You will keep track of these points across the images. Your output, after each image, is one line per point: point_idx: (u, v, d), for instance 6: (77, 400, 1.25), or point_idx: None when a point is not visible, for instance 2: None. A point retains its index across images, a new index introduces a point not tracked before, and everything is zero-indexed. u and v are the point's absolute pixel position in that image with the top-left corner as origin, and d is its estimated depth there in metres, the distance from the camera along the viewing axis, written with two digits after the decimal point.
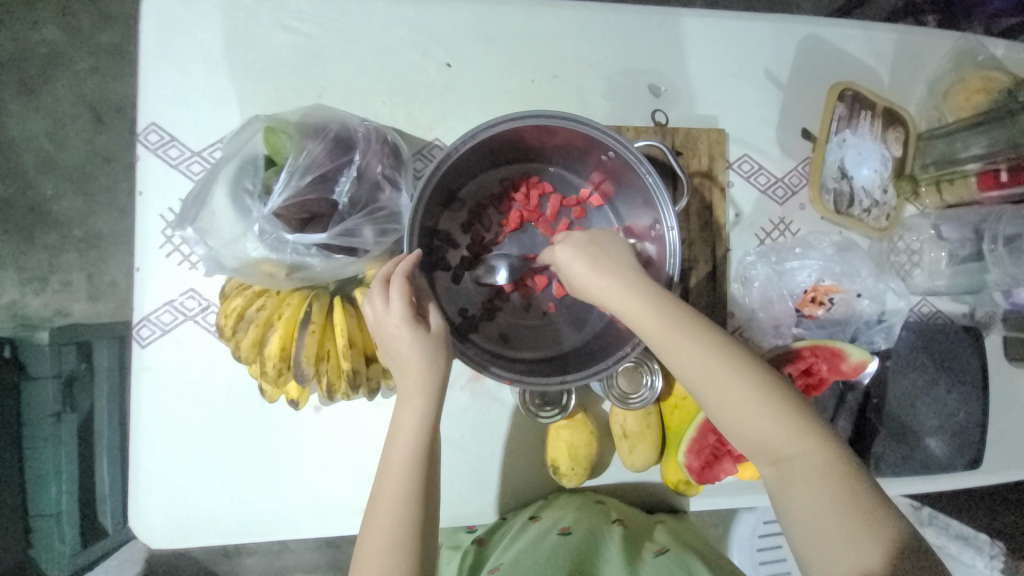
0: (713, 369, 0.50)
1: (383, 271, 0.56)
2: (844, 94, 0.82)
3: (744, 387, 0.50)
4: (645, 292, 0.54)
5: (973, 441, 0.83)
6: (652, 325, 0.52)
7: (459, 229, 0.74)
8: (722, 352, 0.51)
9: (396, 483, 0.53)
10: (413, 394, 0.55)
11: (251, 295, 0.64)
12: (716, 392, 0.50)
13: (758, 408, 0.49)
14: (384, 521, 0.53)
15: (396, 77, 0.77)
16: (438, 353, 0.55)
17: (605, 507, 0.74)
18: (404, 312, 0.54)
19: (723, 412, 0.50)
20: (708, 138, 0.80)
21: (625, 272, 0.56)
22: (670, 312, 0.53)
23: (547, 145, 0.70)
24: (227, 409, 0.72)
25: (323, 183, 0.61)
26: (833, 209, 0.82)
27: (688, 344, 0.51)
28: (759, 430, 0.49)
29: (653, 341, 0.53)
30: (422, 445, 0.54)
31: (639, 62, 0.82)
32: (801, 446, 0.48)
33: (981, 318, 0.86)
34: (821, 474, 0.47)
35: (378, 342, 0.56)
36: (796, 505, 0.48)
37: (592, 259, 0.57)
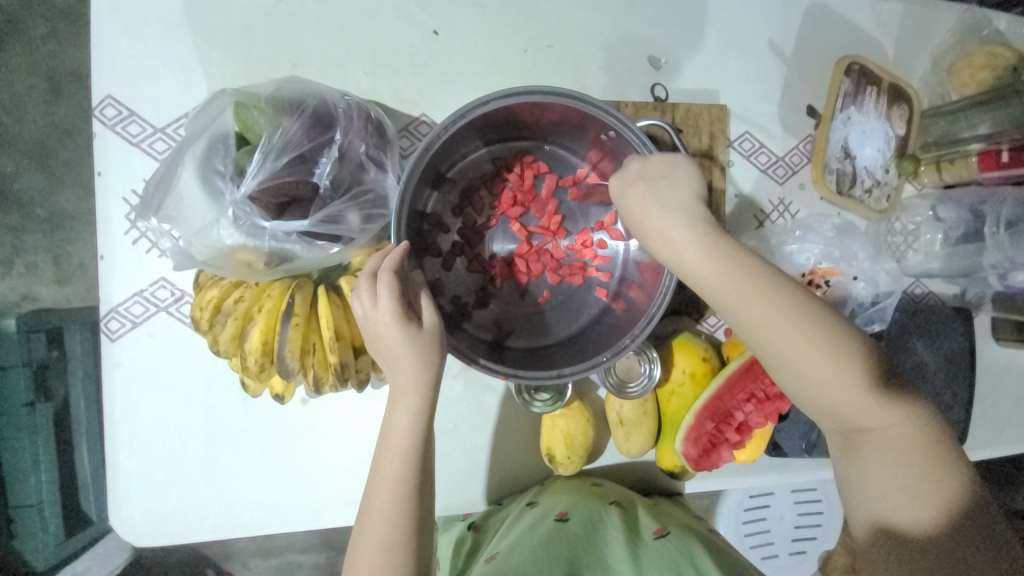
0: (799, 341, 0.48)
1: (370, 265, 0.53)
2: (851, 68, 0.79)
3: (830, 363, 0.48)
4: (714, 246, 0.51)
5: (958, 420, 0.83)
6: (728, 291, 0.49)
7: (450, 212, 0.70)
8: (820, 327, 0.48)
9: (390, 481, 0.52)
10: (407, 392, 0.52)
11: (228, 286, 0.60)
12: (800, 365, 0.48)
13: (842, 383, 0.48)
14: (377, 520, 0.51)
15: (378, 46, 0.71)
16: (431, 352, 0.53)
17: (603, 489, 0.73)
18: (394, 310, 0.51)
19: (804, 386, 0.49)
20: (709, 115, 0.76)
21: (699, 232, 0.52)
22: (760, 285, 0.49)
23: (541, 121, 0.65)
24: (206, 403, 0.69)
25: (301, 165, 0.56)
26: (834, 189, 0.79)
27: (781, 321, 0.48)
28: (840, 408, 0.49)
29: (737, 317, 0.50)
30: (417, 443, 0.52)
31: (639, 32, 0.77)
32: (884, 423, 0.49)
33: (972, 298, 0.87)
34: (893, 446, 0.49)
35: (368, 339, 0.53)
36: (865, 480, 0.50)
37: (662, 219, 0.53)
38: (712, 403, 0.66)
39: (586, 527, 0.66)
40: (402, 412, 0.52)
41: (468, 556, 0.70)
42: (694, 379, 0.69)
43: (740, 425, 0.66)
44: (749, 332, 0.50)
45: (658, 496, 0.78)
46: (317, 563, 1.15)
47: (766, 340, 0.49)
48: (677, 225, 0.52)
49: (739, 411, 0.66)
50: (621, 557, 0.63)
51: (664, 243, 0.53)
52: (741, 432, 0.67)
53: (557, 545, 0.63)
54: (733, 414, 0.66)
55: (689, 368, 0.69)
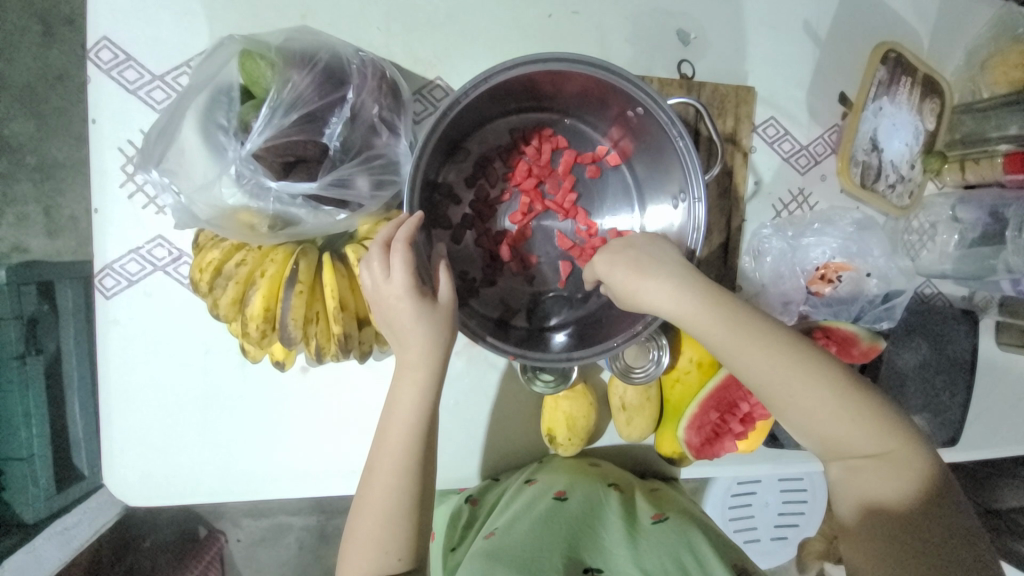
0: (783, 369, 0.48)
1: (382, 236, 0.50)
2: (886, 56, 0.75)
3: (814, 389, 0.48)
4: (696, 291, 0.50)
5: (953, 420, 0.85)
6: (711, 328, 0.49)
7: (463, 183, 0.67)
8: (792, 347, 0.49)
9: (393, 454, 0.51)
10: (415, 366, 0.51)
11: (229, 248, 0.58)
12: (786, 395, 0.49)
13: (830, 407, 0.48)
14: (381, 491, 0.51)
15: (395, 0, 0.66)
16: (444, 329, 0.51)
17: (602, 471, 0.74)
18: (407, 283, 0.49)
19: (791, 415, 0.49)
20: (737, 97, 0.73)
21: (677, 275, 0.51)
22: (736, 316, 0.49)
23: (562, 92, 0.62)
24: (204, 367, 0.68)
25: (310, 124, 0.53)
26: (858, 182, 0.76)
27: (753, 346, 0.49)
28: (830, 433, 0.48)
29: (716, 347, 0.50)
30: (422, 415, 0.51)
31: (670, 3, 0.73)
32: (870, 439, 0.48)
33: (980, 301, 0.87)
34: (888, 466, 0.47)
35: (377, 313, 0.51)
36: (855, 496, 0.49)
37: (634, 268, 0.53)
38: (718, 392, 0.65)
39: (585, 506, 0.66)
40: (408, 387, 0.51)
41: (466, 529, 0.70)
42: (702, 368, 0.68)
43: (745, 416, 0.65)
44: (735, 368, 0.50)
45: (652, 480, 0.79)
46: (308, 527, 1.17)
47: (745, 368, 0.49)
48: (655, 271, 0.52)
49: (745, 403, 0.65)
50: (621, 538, 0.63)
51: (640, 283, 0.52)
52: (746, 422, 0.65)
53: (557, 524, 0.63)
54: (739, 405, 0.65)
55: (697, 357, 0.68)
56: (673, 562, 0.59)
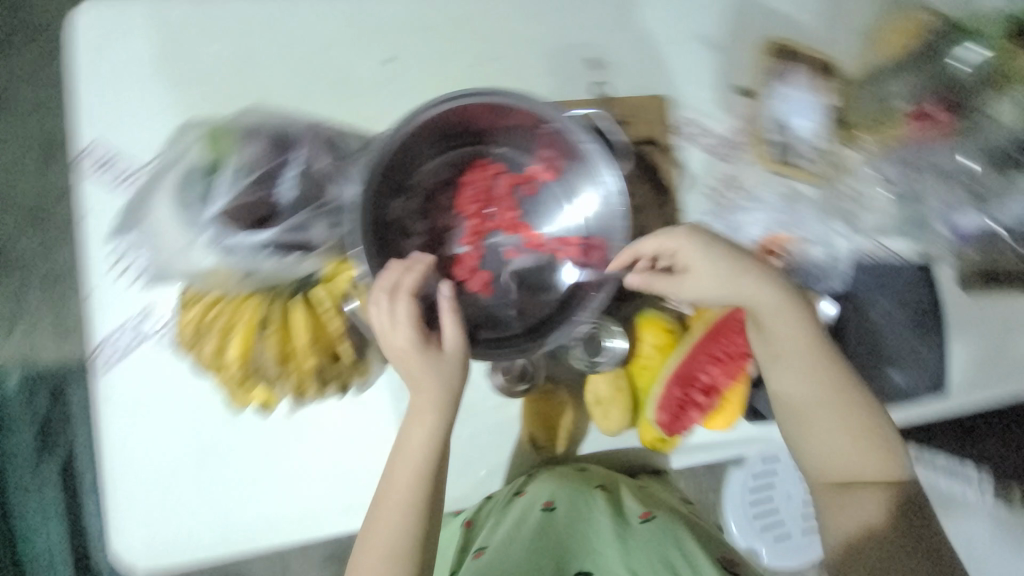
0: (825, 392, 0.66)
1: (388, 282, 0.58)
2: (780, 52, 0.84)
3: (839, 418, 0.66)
4: (788, 309, 0.66)
5: (937, 371, 0.85)
6: (787, 343, 0.66)
7: (412, 217, 0.73)
8: (838, 381, 0.67)
9: (402, 494, 0.59)
10: (428, 410, 0.59)
11: (204, 305, 0.63)
12: (816, 413, 0.67)
13: (843, 435, 0.66)
14: (387, 525, 0.58)
15: (334, 75, 0.76)
16: (454, 373, 0.59)
17: (589, 474, 0.76)
18: (414, 332, 0.57)
19: (811, 431, 0.67)
20: (649, 106, 0.82)
21: (774, 296, 0.65)
22: (809, 337, 0.66)
23: (491, 125, 0.71)
24: (197, 423, 0.72)
25: (264, 185, 0.61)
26: (778, 161, 0.83)
27: (808, 370, 0.66)
28: (838, 455, 0.66)
29: (780, 362, 0.67)
30: (432, 459, 0.59)
31: (577, 37, 0.82)
32: (867, 468, 0.65)
33: (932, 253, 0.86)
34: (876, 496, 0.64)
35: (393, 355, 0.59)
36: (843, 509, 0.65)
37: (729, 265, 0.65)
38: (680, 369, 0.69)
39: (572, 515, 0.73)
40: (419, 431, 0.59)
41: (463, 547, 0.75)
42: (661, 349, 0.72)
43: (707, 388, 0.70)
44: (789, 383, 0.67)
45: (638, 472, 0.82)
46: None
47: (799, 386, 0.67)
48: (759, 287, 0.65)
49: (703, 374, 0.69)
50: (612, 540, 0.73)
51: (738, 288, 0.65)
52: (709, 394, 0.70)
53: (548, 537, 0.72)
54: (700, 378, 0.69)
55: (655, 340, 0.72)
56: (663, 563, 0.69)
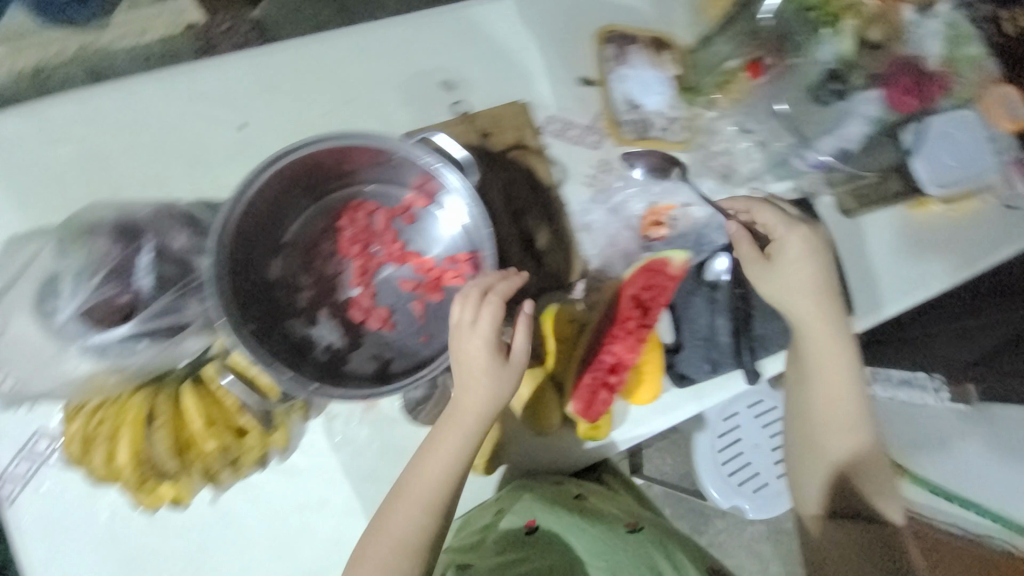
0: (842, 416, 0.79)
1: (480, 285, 0.62)
2: (610, 36, 0.88)
3: (852, 437, 0.80)
4: (844, 339, 0.78)
5: (840, 294, 0.89)
6: (825, 355, 0.78)
7: (299, 272, 0.74)
8: (857, 409, 0.80)
9: (421, 497, 0.63)
10: (469, 414, 0.63)
11: (88, 414, 0.62)
12: (832, 428, 0.80)
13: (851, 452, 0.79)
14: (399, 530, 0.62)
15: (190, 151, 0.76)
16: (506, 384, 0.63)
17: (565, 488, 0.80)
18: (490, 334, 0.61)
19: (830, 439, 0.80)
20: (510, 113, 0.84)
21: (835, 321, 0.78)
22: (846, 351, 0.79)
23: (348, 166, 0.71)
24: (121, 534, 0.69)
25: (119, 277, 0.60)
26: (634, 137, 0.88)
27: (836, 382, 0.79)
28: (835, 467, 0.80)
29: (813, 370, 0.80)
30: (450, 481, 0.63)
31: (426, 63, 0.84)
32: (862, 481, 0.79)
33: (808, 187, 0.92)
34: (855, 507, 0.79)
35: (455, 351, 0.63)
36: (823, 510, 0.80)
37: (811, 268, 0.77)
38: (585, 355, 0.74)
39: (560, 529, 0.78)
40: (455, 438, 0.63)
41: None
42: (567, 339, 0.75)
43: (613, 366, 0.73)
44: (816, 399, 0.81)
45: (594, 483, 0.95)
46: None
47: (825, 406, 0.80)
48: (832, 307, 0.77)
49: (608, 355, 0.73)
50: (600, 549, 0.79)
51: (814, 313, 0.77)
52: (617, 372, 0.73)
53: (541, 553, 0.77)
54: (606, 358, 0.73)
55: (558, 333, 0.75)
56: (649, 567, 0.78)
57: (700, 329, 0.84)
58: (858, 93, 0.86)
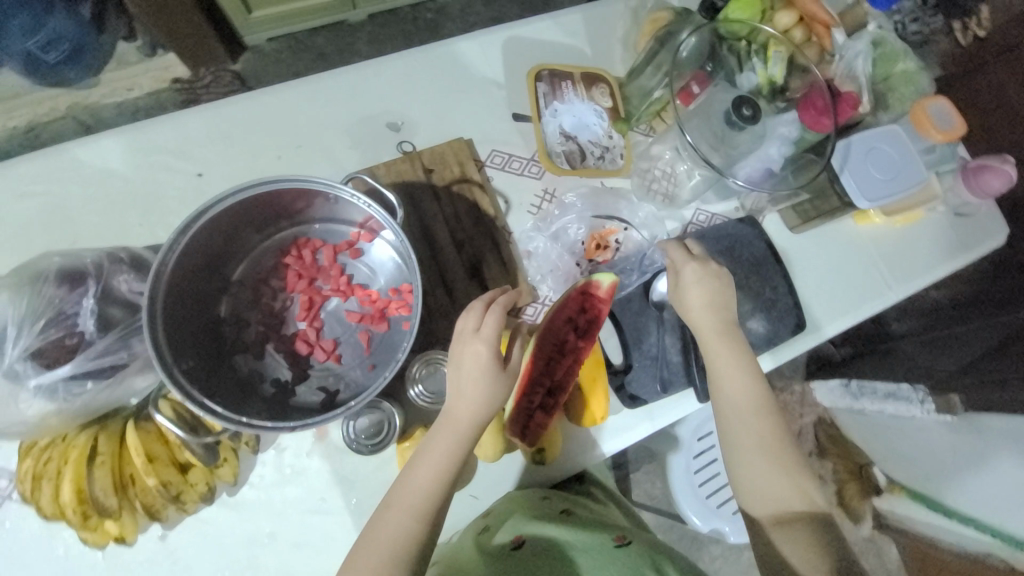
0: (751, 415, 0.71)
1: (486, 296, 0.68)
2: (540, 75, 0.93)
3: (770, 444, 0.70)
4: (724, 329, 0.74)
5: (790, 308, 0.92)
6: (718, 352, 0.73)
7: (248, 309, 0.77)
8: (768, 409, 0.72)
9: (412, 501, 0.61)
10: (463, 418, 0.62)
11: (39, 451, 0.65)
12: (747, 434, 0.71)
13: (771, 461, 0.70)
14: (387, 538, 0.59)
15: (148, 199, 0.81)
16: (501, 390, 0.64)
17: (551, 500, 0.80)
18: (494, 338, 0.64)
19: (745, 449, 0.71)
20: (453, 152, 0.88)
21: (715, 308, 0.75)
22: (732, 342, 0.74)
23: (290, 206, 0.75)
24: (70, 574, 0.69)
25: (63, 320, 0.63)
26: (569, 167, 0.92)
27: (736, 376, 0.72)
28: (769, 484, 0.69)
29: (712, 369, 0.74)
30: (445, 486, 0.62)
31: (372, 108, 0.90)
32: (795, 496, 0.68)
33: (752, 205, 0.97)
34: (804, 524, 0.66)
35: (455, 352, 0.64)
36: (779, 539, 0.66)
37: (703, 270, 0.77)
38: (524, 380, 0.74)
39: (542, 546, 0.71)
40: (447, 443, 0.62)
41: None
42: None
43: (551, 390, 0.75)
44: (728, 400, 0.72)
45: (584, 499, 0.89)
46: None
47: (733, 407, 0.72)
48: (711, 295, 0.75)
49: (548, 378, 0.75)
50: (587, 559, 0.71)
51: (695, 301, 0.76)
52: (556, 395, 0.75)
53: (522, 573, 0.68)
54: (545, 382, 0.75)
55: None
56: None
57: (649, 349, 0.85)
58: (774, 118, 0.88)
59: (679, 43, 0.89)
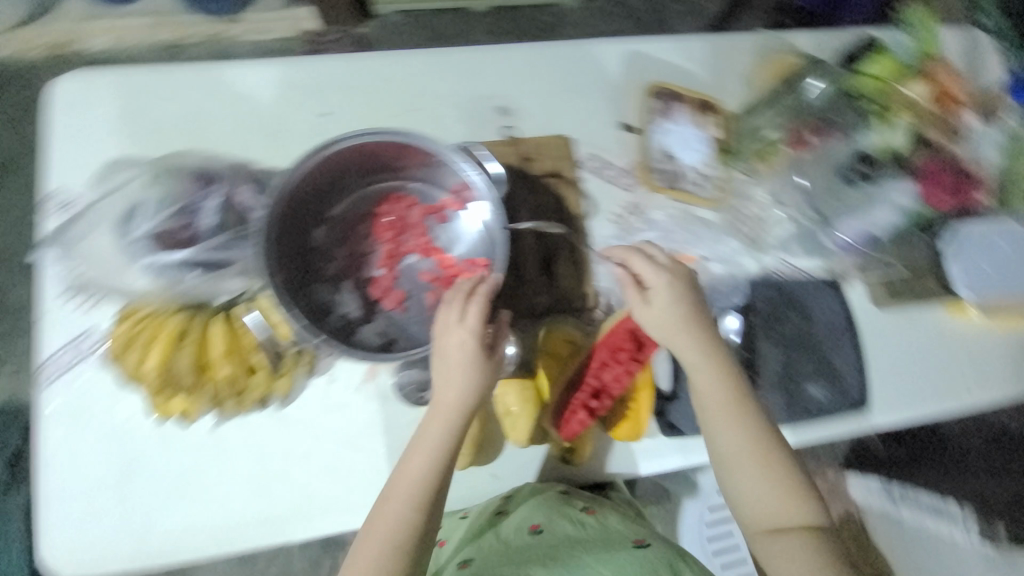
0: (741, 432, 0.70)
1: (472, 287, 0.68)
2: (657, 92, 0.95)
3: (767, 459, 0.69)
4: (711, 353, 0.72)
5: (855, 384, 0.89)
6: (704, 374, 0.71)
7: (336, 244, 0.82)
8: (759, 427, 0.70)
9: (408, 487, 0.64)
10: (450, 407, 0.66)
11: (132, 321, 0.71)
12: (738, 452, 0.69)
13: (765, 475, 0.69)
14: (389, 521, 0.63)
15: (273, 126, 0.88)
16: (483, 377, 0.67)
17: (572, 497, 0.81)
18: (477, 329, 0.67)
19: (740, 469, 0.69)
20: (552, 145, 0.92)
21: (696, 331, 0.72)
22: (720, 364, 0.72)
23: (400, 162, 0.80)
24: (129, 436, 0.76)
25: (186, 212, 0.72)
26: (667, 186, 0.92)
27: (723, 400, 0.70)
28: (766, 500, 0.68)
29: (700, 392, 0.72)
30: (435, 474, 0.65)
31: (488, 89, 0.94)
32: (789, 507, 0.68)
33: (839, 269, 0.93)
34: (802, 536, 0.66)
35: (439, 350, 0.68)
36: (776, 560, 0.66)
37: (674, 295, 0.72)
38: (574, 375, 0.80)
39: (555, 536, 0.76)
40: (434, 431, 0.66)
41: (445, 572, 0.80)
42: (563, 359, 0.80)
43: (597, 392, 0.78)
44: (719, 428, 0.70)
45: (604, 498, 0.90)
46: None
47: (721, 428, 0.70)
48: (679, 318, 0.72)
49: (594, 381, 0.79)
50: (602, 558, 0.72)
51: (670, 324, 0.72)
52: (601, 398, 0.79)
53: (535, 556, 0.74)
54: (591, 382, 0.78)
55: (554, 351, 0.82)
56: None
57: None
58: (892, 181, 0.86)
59: (809, 89, 0.88)
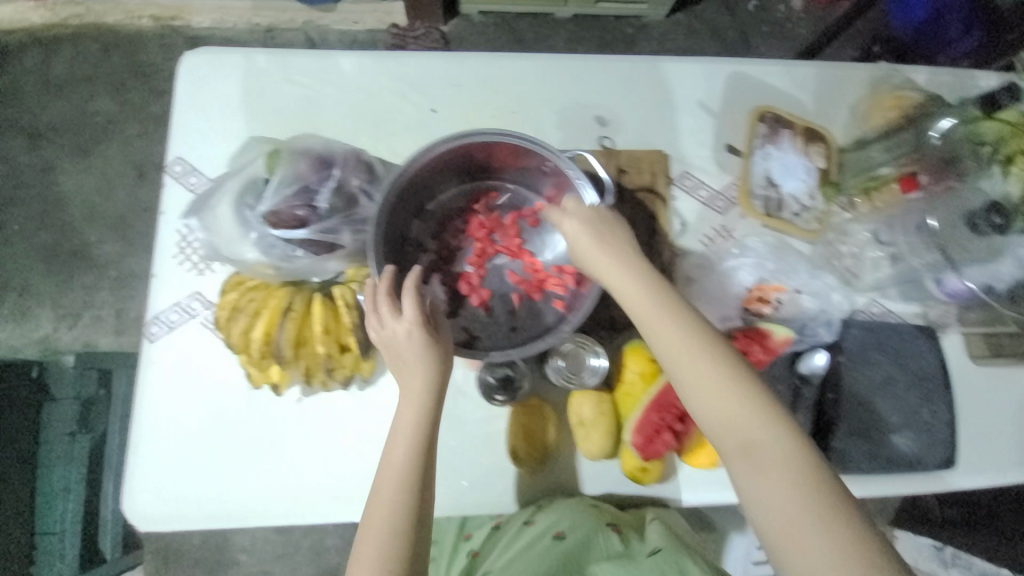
0: (694, 353, 0.58)
1: (387, 285, 0.66)
2: (764, 116, 0.93)
3: (736, 390, 0.57)
4: (652, 289, 0.63)
5: (943, 438, 0.84)
6: (649, 304, 0.62)
7: (429, 237, 0.84)
8: (725, 360, 0.58)
9: (393, 481, 0.60)
10: (414, 398, 0.63)
11: (244, 290, 0.76)
12: (694, 378, 0.58)
13: (728, 398, 0.57)
14: (379, 522, 0.58)
15: (379, 116, 0.91)
16: (437, 355, 0.64)
17: (600, 509, 0.79)
18: (413, 314, 0.64)
19: (698, 394, 0.57)
20: (649, 159, 0.91)
21: (632, 267, 0.65)
22: (652, 289, 0.63)
23: (501, 163, 0.81)
24: (218, 399, 0.80)
25: (305, 193, 0.73)
26: (765, 214, 0.90)
27: (669, 322, 0.60)
28: (734, 426, 0.56)
29: (643, 316, 0.62)
30: (414, 468, 0.60)
31: (588, 98, 0.94)
32: (762, 431, 0.55)
33: (936, 317, 0.89)
34: (788, 465, 0.53)
35: (387, 348, 0.66)
36: (761, 499, 0.53)
37: (595, 239, 0.68)
38: (659, 395, 0.74)
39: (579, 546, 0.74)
40: (399, 433, 0.62)
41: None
42: (644, 377, 0.76)
43: (681, 415, 0.74)
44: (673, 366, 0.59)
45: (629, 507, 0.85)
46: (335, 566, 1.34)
47: (671, 355, 0.59)
48: (619, 260, 0.66)
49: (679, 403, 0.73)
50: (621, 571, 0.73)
51: (597, 254, 0.67)
52: (685, 421, 0.74)
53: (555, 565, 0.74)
54: (676, 405, 0.74)
55: (639, 368, 0.77)
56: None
57: None
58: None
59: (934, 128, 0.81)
